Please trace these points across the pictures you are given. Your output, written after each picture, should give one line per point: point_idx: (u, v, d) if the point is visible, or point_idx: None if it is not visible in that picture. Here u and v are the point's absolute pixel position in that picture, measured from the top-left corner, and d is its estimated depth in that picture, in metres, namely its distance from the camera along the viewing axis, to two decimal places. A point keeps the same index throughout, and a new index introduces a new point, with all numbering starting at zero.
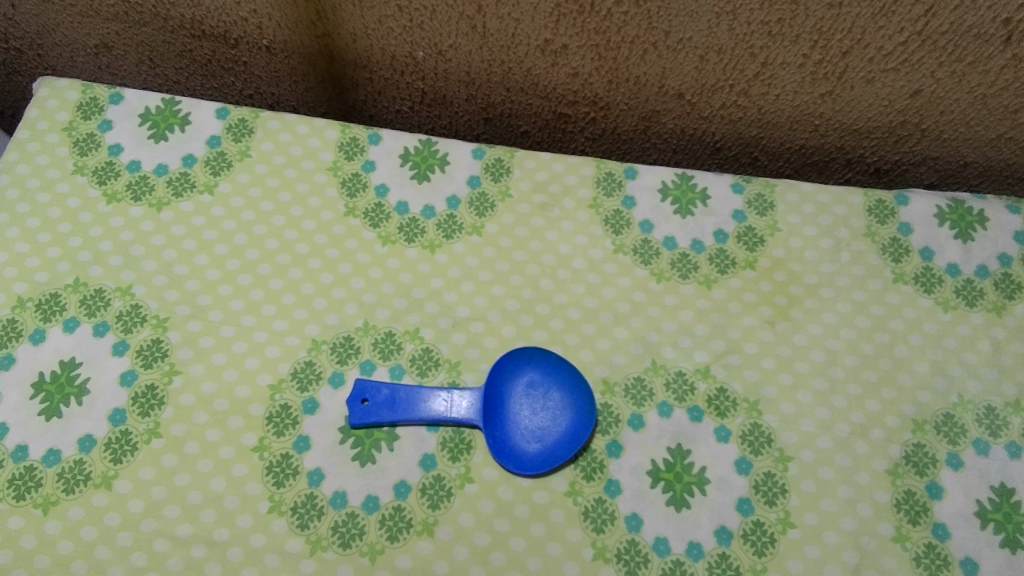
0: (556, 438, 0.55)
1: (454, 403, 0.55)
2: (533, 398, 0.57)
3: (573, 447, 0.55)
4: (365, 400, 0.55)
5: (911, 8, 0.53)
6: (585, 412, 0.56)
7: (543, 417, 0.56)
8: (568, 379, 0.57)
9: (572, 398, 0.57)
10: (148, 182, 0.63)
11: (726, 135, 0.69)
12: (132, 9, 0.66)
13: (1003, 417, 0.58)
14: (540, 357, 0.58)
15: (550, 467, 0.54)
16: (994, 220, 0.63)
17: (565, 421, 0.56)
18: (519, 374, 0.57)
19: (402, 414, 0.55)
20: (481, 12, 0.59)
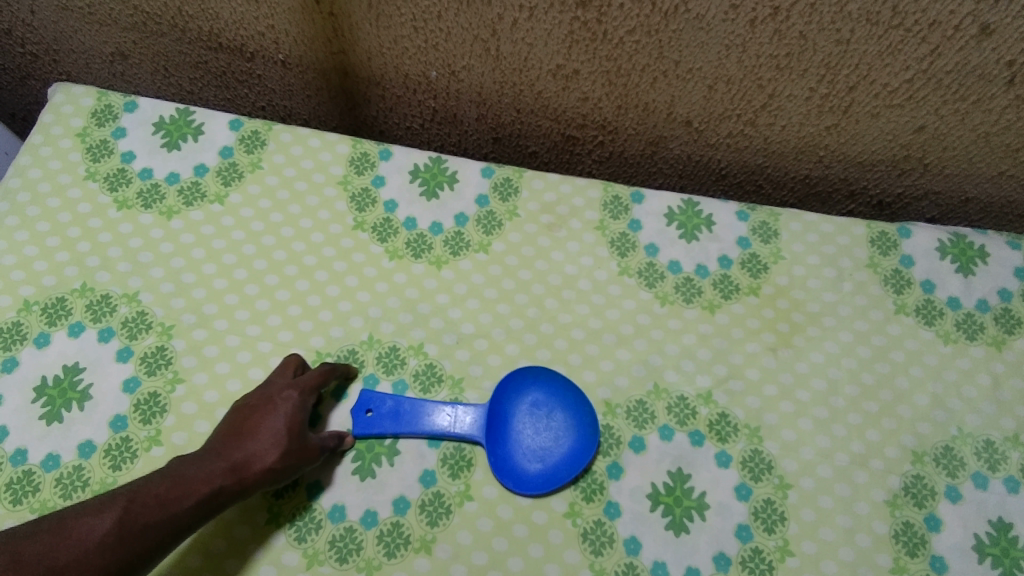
0: (557, 459, 0.56)
1: (456, 418, 0.56)
2: (536, 417, 0.57)
3: (574, 468, 0.55)
4: (369, 410, 0.55)
5: (917, 48, 0.53)
6: (587, 433, 0.56)
7: (545, 437, 0.57)
8: (572, 400, 0.58)
9: (574, 420, 0.57)
10: (159, 190, 0.63)
11: (731, 163, 0.70)
12: (150, 20, 0.67)
13: (1002, 451, 0.58)
14: (544, 377, 0.58)
15: (550, 488, 0.54)
16: (995, 256, 0.64)
17: (567, 442, 0.56)
18: (523, 393, 0.58)
19: (406, 427, 0.55)
20: (495, 35, 0.60)
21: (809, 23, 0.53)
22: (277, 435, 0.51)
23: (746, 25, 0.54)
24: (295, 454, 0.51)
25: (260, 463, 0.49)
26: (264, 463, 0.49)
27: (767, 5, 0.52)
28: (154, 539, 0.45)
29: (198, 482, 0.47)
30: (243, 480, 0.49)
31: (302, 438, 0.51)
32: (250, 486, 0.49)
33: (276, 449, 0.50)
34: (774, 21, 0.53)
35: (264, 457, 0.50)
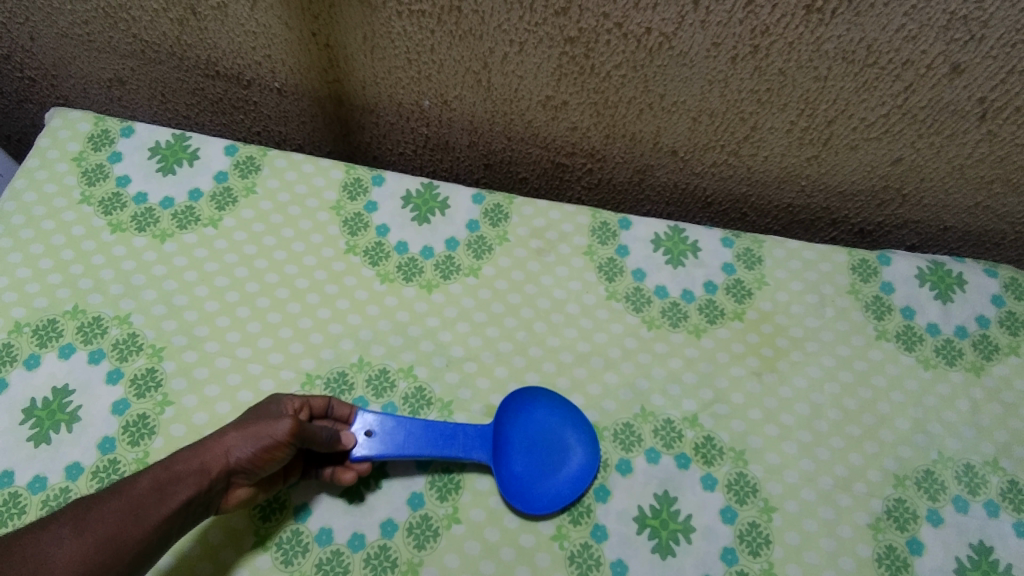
0: (562, 477, 0.56)
1: (460, 440, 0.55)
2: (537, 437, 0.58)
3: (579, 486, 0.55)
4: (370, 433, 0.54)
5: (892, 85, 0.55)
6: (590, 451, 0.57)
7: (548, 456, 0.57)
8: (573, 417, 0.58)
9: (577, 438, 0.58)
10: (153, 214, 0.64)
11: (717, 192, 0.71)
12: (149, 48, 0.68)
13: (981, 475, 0.59)
14: (545, 397, 0.59)
15: (556, 507, 0.54)
16: (973, 283, 0.66)
17: (572, 461, 0.57)
18: (523, 412, 0.59)
19: (409, 448, 0.54)
20: (486, 68, 0.62)
21: (788, 61, 0.55)
22: (243, 418, 0.51)
23: (727, 61, 0.56)
24: (257, 426, 0.50)
25: (219, 439, 0.49)
26: (224, 439, 0.49)
27: (747, 43, 0.54)
28: (107, 525, 0.44)
29: (155, 466, 0.48)
30: (202, 456, 0.48)
31: (265, 416, 0.51)
32: (211, 462, 0.48)
33: (238, 424, 0.50)
34: (754, 58, 0.55)
35: (225, 431, 0.50)
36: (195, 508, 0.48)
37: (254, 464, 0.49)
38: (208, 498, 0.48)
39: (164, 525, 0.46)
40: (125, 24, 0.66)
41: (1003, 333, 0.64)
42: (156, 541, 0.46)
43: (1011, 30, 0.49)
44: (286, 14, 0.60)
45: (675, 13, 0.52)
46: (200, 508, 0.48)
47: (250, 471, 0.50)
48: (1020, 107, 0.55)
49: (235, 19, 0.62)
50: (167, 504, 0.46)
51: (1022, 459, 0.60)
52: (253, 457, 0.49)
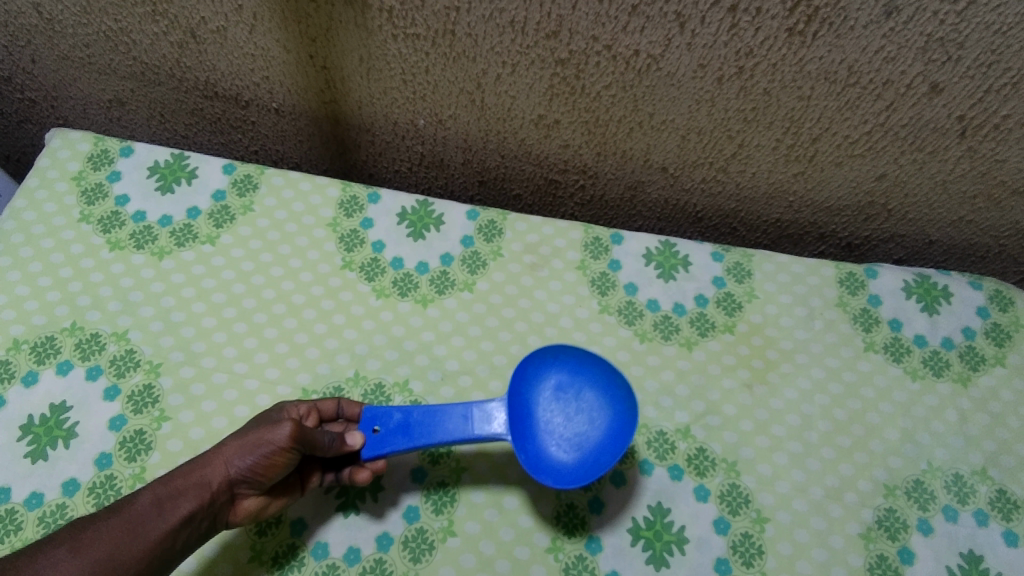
0: (598, 441, 0.56)
1: (473, 421, 0.54)
2: (566, 403, 0.59)
3: (617, 446, 0.55)
4: (377, 428, 0.54)
5: (873, 103, 0.57)
6: (623, 408, 0.57)
7: (580, 421, 0.58)
8: (599, 378, 0.59)
9: (608, 397, 0.58)
10: (152, 232, 0.65)
11: (707, 207, 0.73)
12: (149, 71, 0.70)
13: (970, 485, 0.60)
14: (564, 359, 0.60)
15: (599, 471, 0.54)
16: (958, 295, 0.67)
17: (606, 421, 0.57)
18: (545, 380, 0.59)
19: (420, 436, 0.53)
20: (480, 88, 0.63)
21: (772, 81, 0.56)
22: (243, 428, 0.51)
23: (713, 82, 0.58)
24: (254, 435, 0.50)
25: (218, 451, 0.50)
26: (222, 451, 0.50)
27: (732, 65, 0.56)
28: (105, 544, 0.45)
29: (155, 482, 0.48)
30: (202, 469, 0.49)
31: (262, 425, 0.51)
32: (210, 474, 0.49)
33: (236, 435, 0.51)
34: (739, 78, 0.57)
35: (224, 443, 0.50)
36: (197, 522, 0.48)
37: (254, 472, 0.49)
38: (211, 511, 0.49)
39: (165, 541, 0.46)
40: (126, 47, 0.67)
41: (988, 344, 0.65)
42: (157, 558, 0.46)
43: (986, 51, 0.51)
44: (284, 37, 0.62)
45: (663, 36, 0.54)
46: (203, 521, 0.48)
47: (252, 481, 0.50)
48: (999, 125, 0.57)
49: (234, 42, 0.64)
50: (167, 519, 0.47)
51: (1009, 468, 0.61)
52: (253, 465, 0.49)
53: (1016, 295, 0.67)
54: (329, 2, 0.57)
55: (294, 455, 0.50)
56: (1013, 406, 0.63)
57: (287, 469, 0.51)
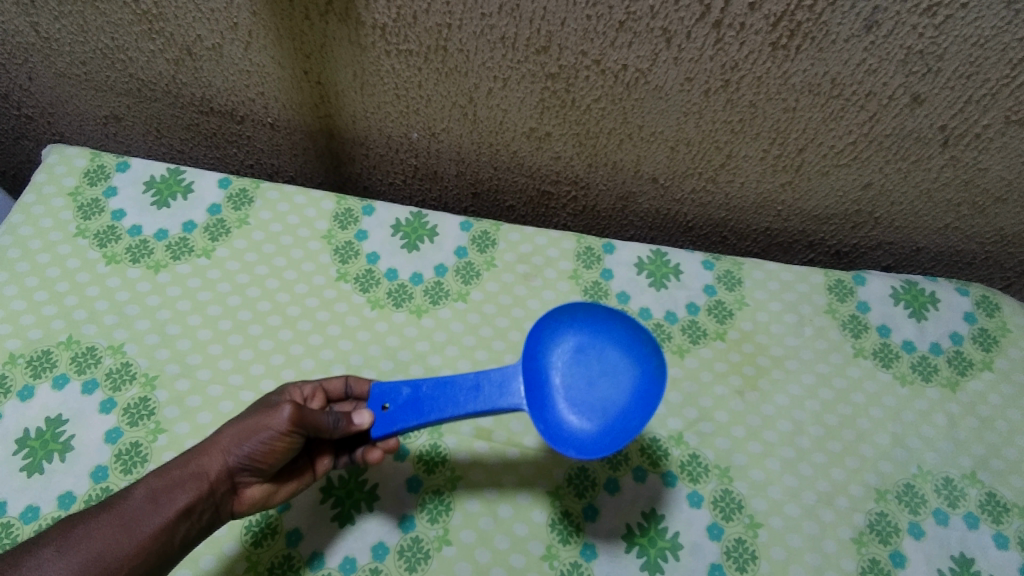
0: (625, 401, 0.56)
1: (485, 392, 0.53)
2: (589, 362, 0.58)
3: (646, 405, 0.54)
4: (386, 406, 0.53)
5: (857, 115, 0.58)
6: (650, 364, 0.56)
7: (607, 381, 0.57)
8: (620, 335, 0.58)
9: (632, 355, 0.57)
10: (147, 246, 0.66)
11: (697, 217, 0.74)
12: (145, 87, 0.70)
13: (960, 488, 0.60)
14: (582, 317, 0.59)
15: (629, 433, 0.53)
16: (945, 301, 0.68)
17: (632, 380, 0.57)
18: (564, 341, 0.59)
19: (431, 410, 0.52)
20: (472, 102, 0.64)
21: (757, 93, 0.58)
22: (240, 414, 0.51)
23: (700, 95, 0.59)
24: (253, 419, 0.49)
25: (216, 439, 0.49)
26: (219, 439, 0.49)
27: (718, 78, 0.57)
28: (97, 540, 0.44)
29: (149, 476, 0.47)
30: (199, 459, 0.48)
31: (259, 410, 0.51)
32: (209, 464, 0.48)
33: (233, 422, 0.50)
34: (726, 91, 0.58)
35: (221, 430, 0.50)
36: (198, 514, 0.47)
37: (254, 459, 0.49)
38: (212, 502, 0.48)
39: (163, 535, 0.46)
40: (122, 64, 0.68)
41: (976, 349, 0.66)
42: (154, 553, 0.45)
43: (965, 63, 0.52)
44: (278, 53, 0.63)
45: (650, 50, 0.55)
46: (205, 513, 0.48)
47: (254, 467, 0.50)
48: (980, 134, 0.58)
49: (229, 59, 0.65)
50: (165, 512, 0.46)
51: (998, 471, 0.61)
52: (253, 450, 0.49)
53: (1002, 300, 0.69)
54: (323, 19, 0.58)
55: (295, 438, 0.50)
56: (1001, 410, 0.64)
57: (289, 453, 0.51)
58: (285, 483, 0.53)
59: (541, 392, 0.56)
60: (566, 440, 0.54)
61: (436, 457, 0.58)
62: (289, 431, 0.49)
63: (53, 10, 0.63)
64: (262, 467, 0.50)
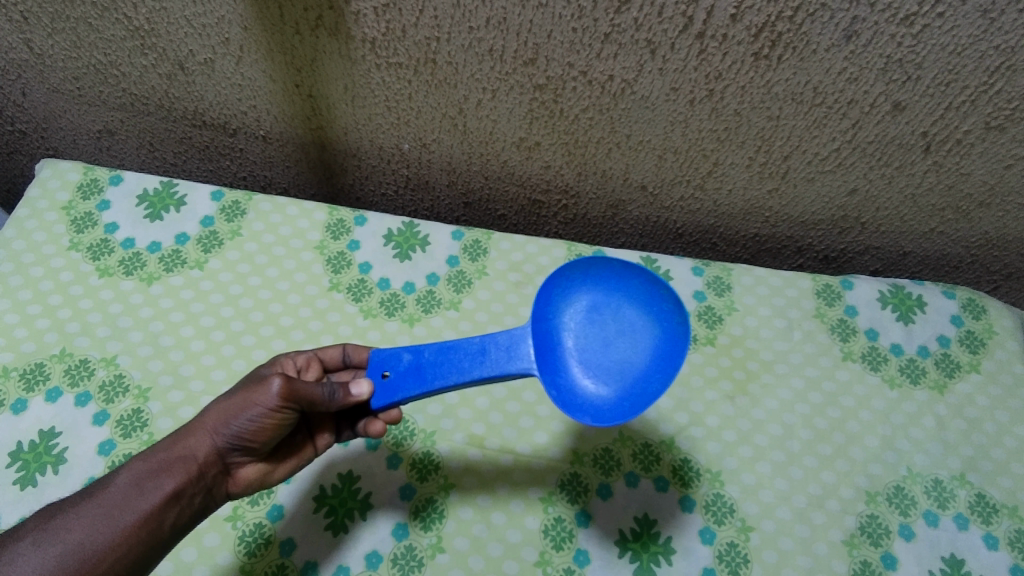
0: (644, 363, 0.55)
1: (492, 356, 0.51)
2: (606, 322, 0.58)
3: (667, 368, 0.54)
4: (387, 374, 0.52)
5: (840, 122, 0.59)
6: (672, 324, 0.55)
7: (625, 341, 0.57)
8: (638, 293, 0.58)
9: (652, 312, 0.57)
10: (141, 258, 0.66)
11: (687, 223, 0.75)
12: (138, 102, 0.71)
13: (950, 490, 0.61)
14: (597, 274, 0.59)
15: (649, 397, 0.53)
16: (932, 304, 0.69)
17: (652, 339, 0.56)
18: (580, 300, 0.59)
19: (434, 377, 0.50)
20: (462, 113, 0.65)
21: (742, 102, 0.59)
22: (226, 393, 0.51)
23: (686, 104, 0.60)
24: (241, 395, 0.49)
25: (202, 421, 0.49)
26: (205, 421, 0.49)
27: (702, 88, 0.58)
28: (79, 531, 0.44)
29: (136, 461, 0.48)
30: (186, 443, 0.48)
31: (244, 387, 0.50)
32: (197, 447, 0.48)
33: (218, 402, 0.50)
34: (710, 101, 0.59)
35: (206, 412, 0.50)
36: (188, 497, 0.47)
37: (243, 438, 0.49)
38: (203, 485, 0.48)
39: (151, 522, 0.45)
40: (115, 79, 0.69)
41: (963, 351, 0.67)
42: (142, 541, 0.45)
43: (943, 71, 0.53)
44: (270, 67, 0.63)
45: (635, 61, 0.56)
46: (196, 496, 0.48)
47: (245, 445, 0.49)
48: (961, 140, 0.59)
49: (222, 73, 0.65)
50: (152, 497, 0.46)
51: (987, 472, 0.62)
52: (241, 429, 0.49)
53: (988, 302, 0.69)
54: (313, 34, 0.59)
55: (287, 413, 0.49)
56: (989, 411, 0.65)
57: (282, 428, 0.50)
58: (284, 461, 0.54)
59: (555, 354, 0.56)
60: (583, 405, 0.54)
61: (429, 465, 0.59)
62: (278, 406, 0.48)
63: (46, 26, 0.64)
64: (254, 444, 0.50)
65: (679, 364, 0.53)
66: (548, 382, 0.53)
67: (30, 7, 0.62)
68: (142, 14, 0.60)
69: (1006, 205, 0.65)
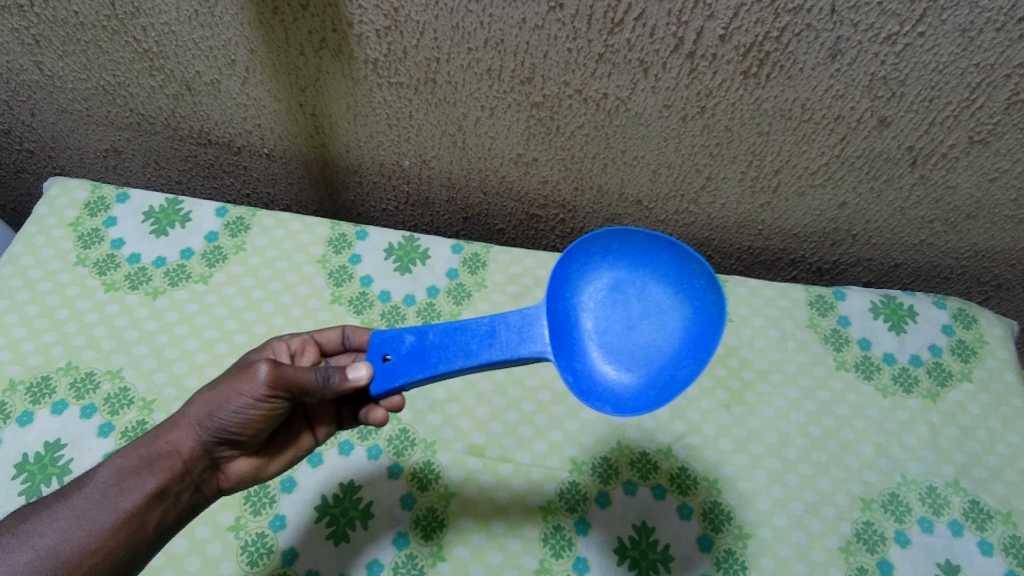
0: (672, 347, 0.54)
1: (502, 338, 0.49)
2: (631, 301, 0.56)
3: (699, 351, 0.52)
4: (387, 358, 0.51)
5: (827, 138, 0.61)
6: (707, 304, 0.54)
7: (650, 323, 0.55)
8: (667, 270, 0.56)
9: (681, 292, 0.55)
10: (146, 273, 0.67)
11: (682, 236, 0.76)
12: (145, 121, 0.73)
13: (944, 496, 0.62)
14: (622, 249, 0.57)
15: (678, 385, 0.52)
16: (923, 314, 0.70)
17: (681, 321, 0.55)
18: (604, 278, 0.57)
19: (439, 361, 0.49)
20: (461, 130, 0.67)
21: (732, 119, 0.60)
22: (210, 383, 0.50)
23: (679, 120, 0.61)
24: (225, 386, 0.48)
25: (186, 415, 0.49)
26: (189, 415, 0.49)
27: (694, 105, 0.59)
28: (52, 536, 0.43)
29: (116, 457, 0.48)
30: (170, 438, 0.49)
31: (226, 378, 0.50)
32: (181, 442, 0.49)
33: (200, 395, 0.50)
34: (702, 117, 0.61)
35: (189, 405, 0.50)
36: (174, 495, 0.48)
37: (229, 432, 0.49)
38: (190, 481, 0.49)
39: (133, 522, 0.46)
40: (123, 99, 0.70)
41: (954, 360, 0.68)
42: (122, 545, 0.45)
43: (927, 87, 0.55)
44: (275, 88, 0.65)
45: (629, 80, 0.58)
46: (183, 492, 0.49)
47: (231, 439, 0.50)
48: (946, 154, 0.60)
49: (227, 93, 0.67)
50: (134, 496, 0.46)
51: (981, 479, 0.63)
52: (226, 424, 0.49)
53: (978, 312, 0.71)
54: (317, 55, 0.61)
55: (274, 401, 0.49)
56: (981, 419, 0.66)
57: (270, 417, 0.50)
58: (280, 454, 0.55)
59: (575, 338, 0.54)
60: (605, 393, 0.52)
61: (430, 474, 0.60)
62: (264, 396, 0.48)
63: (57, 49, 0.66)
64: (241, 435, 0.50)
65: (712, 351, 0.51)
66: (566, 368, 0.52)
67: (42, 30, 0.64)
68: (151, 36, 0.62)
69: (993, 217, 0.67)
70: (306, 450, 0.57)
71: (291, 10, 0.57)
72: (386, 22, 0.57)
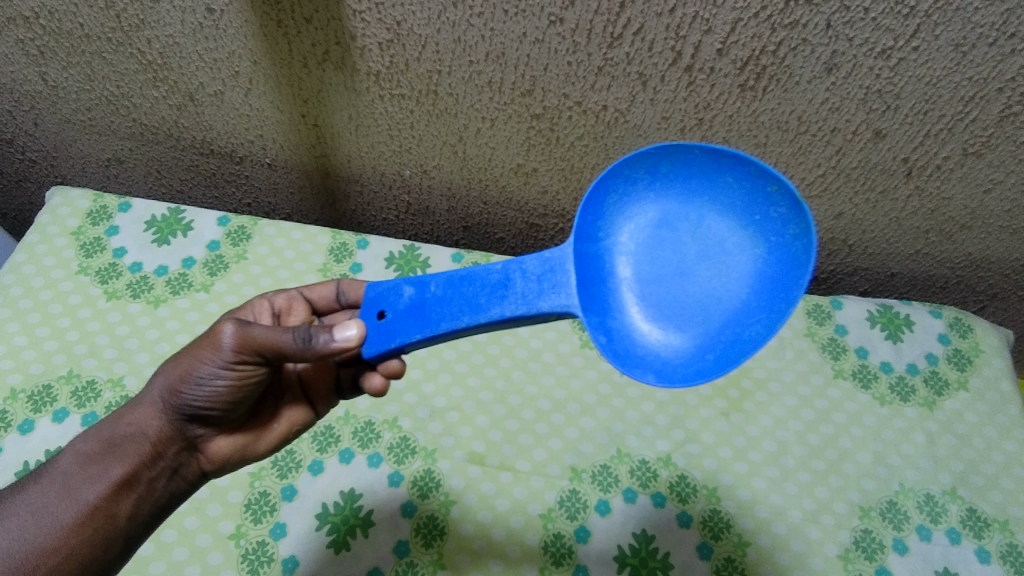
0: (737, 297, 0.46)
1: (518, 289, 0.44)
2: (690, 239, 0.49)
3: (776, 300, 0.44)
4: (383, 317, 0.47)
5: (823, 149, 0.62)
6: (786, 240, 0.45)
7: (707, 267, 0.48)
8: (733, 198, 0.48)
9: (750, 227, 0.47)
10: (148, 282, 0.68)
11: None
12: (148, 131, 0.73)
13: (942, 504, 0.62)
14: (677, 172, 0.49)
15: (748, 345, 0.44)
16: (919, 323, 0.71)
17: (749, 263, 0.47)
18: (652, 211, 0.50)
19: (441, 318, 0.44)
20: (461, 141, 0.67)
21: (730, 131, 0.61)
22: (174, 358, 0.51)
23: (677, 132, 0.62)
24: (185, 361, 0.49)
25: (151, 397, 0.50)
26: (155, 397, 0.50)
27: (692, 117, 0.60)
28: (8, 536, 0.46)
29: (76, 443, 0.50)
30: (137, 423, 0.50)
31: (184, 355, 0.50)
32: (148, 426, 0.50)
33: (161, 375, 0.50)
34: (699, 129, 0.61)
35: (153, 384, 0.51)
36: (145, 483, 0.50)
37: (194, 410, 0.50)
38: (164, 464, 0.51)
39: (99, 516, 0.47)
40: (126, 110, 0.71)
41: (951, 369, 0.69)
42: (88, 539, 0.47)
43: (921, 101, 0.56)
44: (278, 98, 0.66)
45: (627, 92, 0.59)
46: (157, 479, 0.51)
47: (201, 417, 0.51)
48: (941, 165, 0.61)
49: (230, 104, 0.68)
50: (98, 487, 0.48)
51: (978, 487, 0.63)
52: (192, 404, 0.50)
53: (974, 321, 0.71)
54: (320, 68, 0.62)
55: (241, 368, 0.48)
56: (978, 427, 0.66)
57: (240, 389, 0.50)
58: (268, 435, 0.56)
59: (609, 290, 0.48)
60: (647, 359, 0.46)
61: (430, 482, 0.60)
62: (225, 364, 0.48)
63: (61, 60, 0.66)
64: (211, 410, 0.50)
65: (789, 304, 0.43)
66: (597, 328, 0.45)
67: (47, 42, 0.64)
68: (155, 49, 0.63)
69: (987, 227, 0.67)
70: (299, 424, 0.57)
71: (294, 24, 0.58)
72: (389, 36, 0.58)
